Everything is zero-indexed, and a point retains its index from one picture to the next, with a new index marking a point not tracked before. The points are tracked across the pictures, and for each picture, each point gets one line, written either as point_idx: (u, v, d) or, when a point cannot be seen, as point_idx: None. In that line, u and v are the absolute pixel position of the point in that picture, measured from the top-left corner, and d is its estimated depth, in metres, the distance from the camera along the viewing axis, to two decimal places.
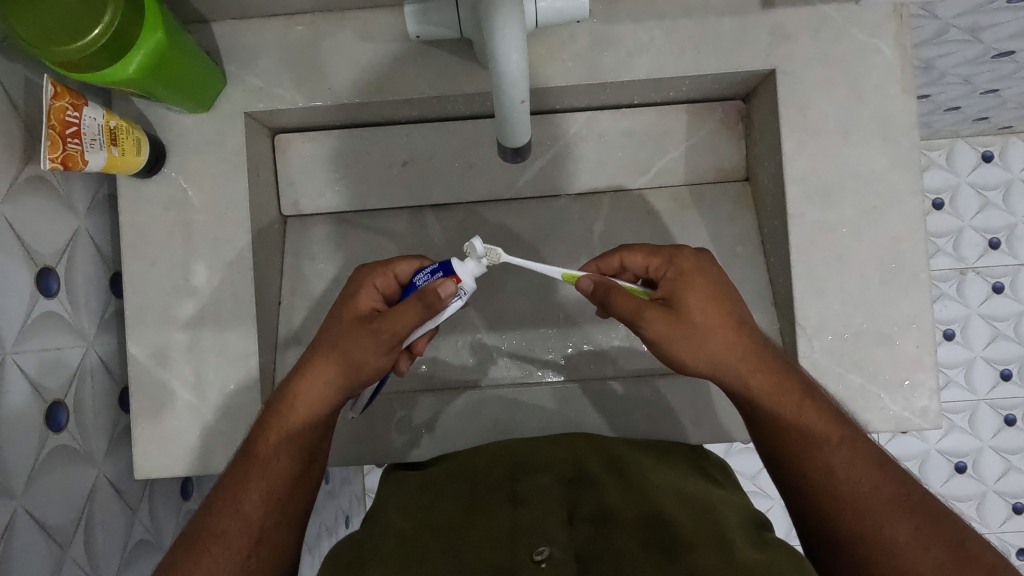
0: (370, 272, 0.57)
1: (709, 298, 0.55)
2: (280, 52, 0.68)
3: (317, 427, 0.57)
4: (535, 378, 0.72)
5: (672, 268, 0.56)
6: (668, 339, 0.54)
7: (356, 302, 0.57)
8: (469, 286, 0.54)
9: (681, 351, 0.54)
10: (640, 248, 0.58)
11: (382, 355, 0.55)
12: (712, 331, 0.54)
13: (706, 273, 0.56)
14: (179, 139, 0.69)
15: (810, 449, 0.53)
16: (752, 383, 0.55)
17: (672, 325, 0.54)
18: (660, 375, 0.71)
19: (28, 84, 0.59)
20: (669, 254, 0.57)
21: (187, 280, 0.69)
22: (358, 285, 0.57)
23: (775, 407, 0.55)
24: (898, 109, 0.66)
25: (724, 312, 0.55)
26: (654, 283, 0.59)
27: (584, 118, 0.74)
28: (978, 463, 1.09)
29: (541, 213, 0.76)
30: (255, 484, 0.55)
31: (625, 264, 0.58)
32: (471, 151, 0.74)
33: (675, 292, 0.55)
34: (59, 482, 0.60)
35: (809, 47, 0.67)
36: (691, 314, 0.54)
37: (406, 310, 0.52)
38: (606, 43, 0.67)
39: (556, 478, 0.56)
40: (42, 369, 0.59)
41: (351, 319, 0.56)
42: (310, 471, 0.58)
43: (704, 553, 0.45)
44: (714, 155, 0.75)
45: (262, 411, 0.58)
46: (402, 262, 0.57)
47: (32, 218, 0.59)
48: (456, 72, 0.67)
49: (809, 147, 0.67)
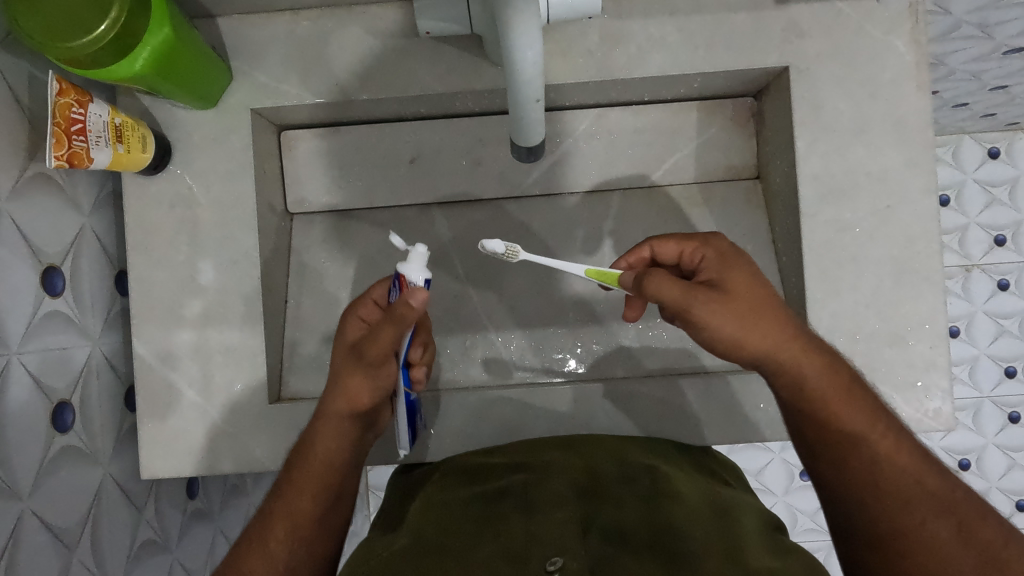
0: (353, 305, 0.55)
1: (753, 280, 0.53)
2: (287, 48, 0.67)
3: (340, 463, 0.55)
4: (545, 379, 0.71)
5: (712, 251, 0.55)
6: (720, 327, 0.51)
7: (343, 335, 0.55)
8: (419, 278, 0.49)
9: (733, 335, 0.51)
10: (671, 236, 0.57)
11: (374, 375, 0.53)
12: (762, 314, 0.52)
13: (745, 258, 0.54)
14: (185, 135, 0.68)
15: (854, 442, 0.52)
16: (807, 371, 0.53)
17: (721, 308, 0.51)
18: (675, 374, 0.69)
19: (33, 80, 0.58)
20: (705, 238, 0.56)
21: (194, 279, 0.68)
22: (344, 321, 0.55)
23: (823, 395, 0.53)
24: (914, 107, 0.65)
25: (768, 295, 0.53)
26: (688, 269, 0.57)
27: (593, 115, 0.73)
28: (982, 460, 1.08)
29: (551, 211, 0.75)
30: (280, 523, 0.53)
31: (659, 253, 0.57)
32: (480, 147, 0.73)
33: (721, 276, 0.53)
34: (66, 484, 0.59)
35: (824, 44, 0.66)
36: (739, 295, 0.52)
37: (383, 328, 0.50)
38: (618, 38, 0.66)
39: (571, 486, 0.54)
40: (47, 369, 0.58)
41: (343, 351, 0.54)
42: (337, 509, 0.55)
43: (720, 569, 0.44)
44: (725, 152, 0.74)
45: (289, 454, 0.57)
46: (377, 287, 0.55)
47: (38, 217, 0.58)
48: (466, 68, 0.66)
49: (823, 145, 0.66)
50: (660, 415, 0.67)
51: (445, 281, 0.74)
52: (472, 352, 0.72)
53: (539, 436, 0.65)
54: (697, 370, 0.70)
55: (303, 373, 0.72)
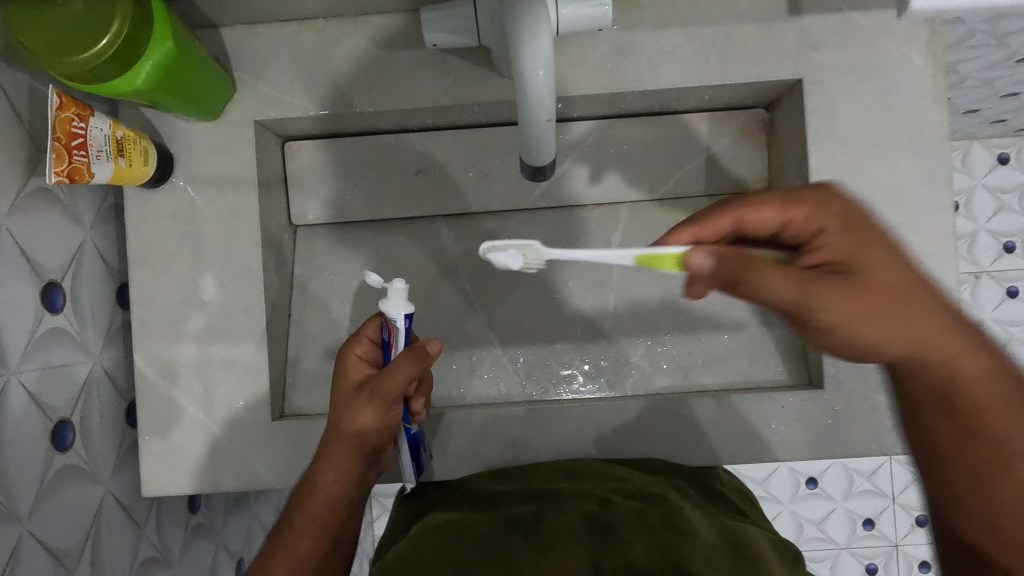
0: (346, 344, 0.55)
1: (884, 261, 0.47)
2: (291, 59, 0.66)
3: (343, 500, 0.55)
4: (553, 396, 0.70)
5: (834, 222, 0.47)
6: (847, 320, 0.46)
7: (342, 378, 0.54)
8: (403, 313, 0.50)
9: (864, 331, 0.46)
10: (776, 199, 0.48)
11: (383, 415, 0.52)
12: (895, 306, 0.46)
13: (874, 232, 0.47)
14: (187, 148, 0.67)
15: (1000, 451, 0.46)
16: (953, 367, 0.47)
17: (849, 298, 0.46)
18: (684, 392, 0.68)
19: (33, 93, 0.57)
20: (822, 204, 0.48)
21: (196, 293, 0.67)
22: (340, 362, 0.54)
23: (959, 395, 0.47)
24: (930, 121, 0.64)
25: (901, 280, 0.46)
26: (794, 240, 0.50)
27: (602, 127, 0.72)
28: None
29: (558, 224, 0.74)
30: (282, 565, 0.52)
31: (756, 221, 0.50)
32: (486, 159, 0.72)
33: (848, 259, 0.47)
34: (66, 504, 0.58)
35: (838, 56, 0.64)
36: (871, 281, 0.46)
37: (398, 370, 0.50)
38: (628, 50, 0.65)
39: (583, 520, 0.53)
40: (47, 387, 0.57)
41: (345, 393, 0.53)
42: (340, 549, 0.55)
43: None
44: (736, 165, 0.73)
45: (289, 497, 0.56)
46: (369, 325, 0.55)
47: (38, 233, 0.57)
48: (473, 80, 0.65)
49: (837, 159, 0.65)
50: (670, 434, 0.66)
51: (451, 295, 0.73)
52: (478, 368, 0.71)
53: (551, 462, 0.64)
54: (707, 388, 0.69)
55: (307, 389, 0.71)
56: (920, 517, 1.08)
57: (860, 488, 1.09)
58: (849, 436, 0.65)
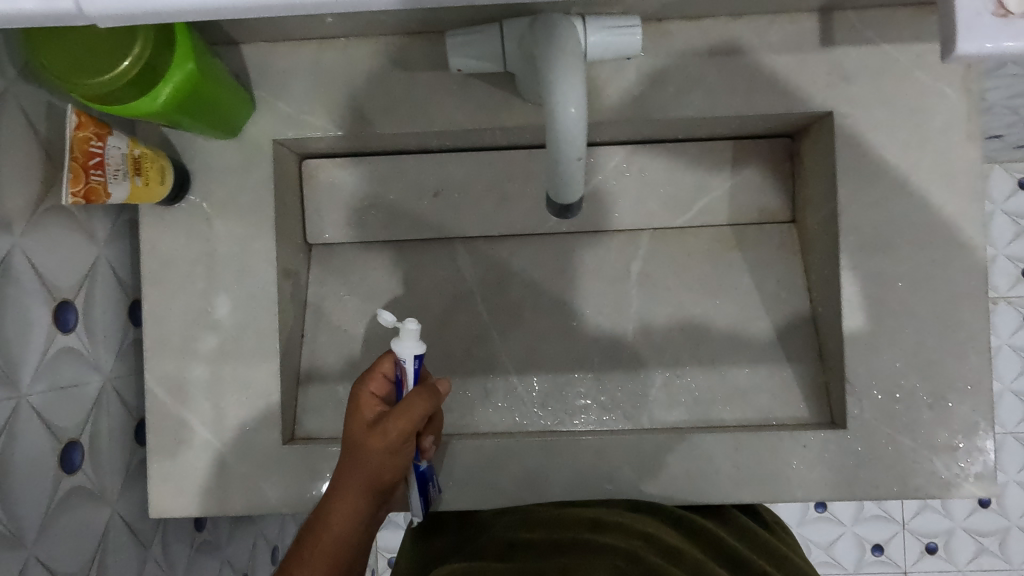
0: (361, 380, 0.54)
1: None
2: (313, 79, 0.65)
3: (354, 536, 0.54)
4: (568, 426, 0.69)
5: None
6: None
7: (357, 413, 0.53)
8: (412, 348, 0.51)
9: None
10: None
11: (396, 451, 0.52)
12: None
13: None
14: (204, 165, 0.66)
15: None
16: None
17: None
18: (702, 426, 0.67)
19: (52, 110, 0.56)
20: None
21: (209, 313, 0.66)
22: (354, 397, 0.54)
23: None
24: (963, 158, 0.62)
25: None
26: None
27: (624, 153, 0.71)
28: (1003, 496, 1.04)
29: (577, 250, 0.72)
30: None
31: None
32: (507, 182, 0.71)
33: None
34: (73, 526, 0.57)
35: (870, 89, 0.63)
36: None
37: (413, 405, 0.51)
38: (655, 78, 0.64)
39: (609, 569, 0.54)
40: (58, 408, 0.56)
41: (359, 429, 0.53)
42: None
43: None
44: (759, 195, 0.71)
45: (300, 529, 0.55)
46: (385, 360, 0.54)
47: (52, 250, 0.57)
48: (496, 104, 0.64)
49: (866, 195, 0.63)
50: (687, 471, 0.64)
51: (466, 319, 0.72)
52: (492, 395, 0.70)
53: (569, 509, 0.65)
54: (725, 423, 0.68)
55: (318, 412, 0.70)
56: (930, 545, 1.06)
57: (870, 513, 1.07)
58: (870, 478, 0.63)
